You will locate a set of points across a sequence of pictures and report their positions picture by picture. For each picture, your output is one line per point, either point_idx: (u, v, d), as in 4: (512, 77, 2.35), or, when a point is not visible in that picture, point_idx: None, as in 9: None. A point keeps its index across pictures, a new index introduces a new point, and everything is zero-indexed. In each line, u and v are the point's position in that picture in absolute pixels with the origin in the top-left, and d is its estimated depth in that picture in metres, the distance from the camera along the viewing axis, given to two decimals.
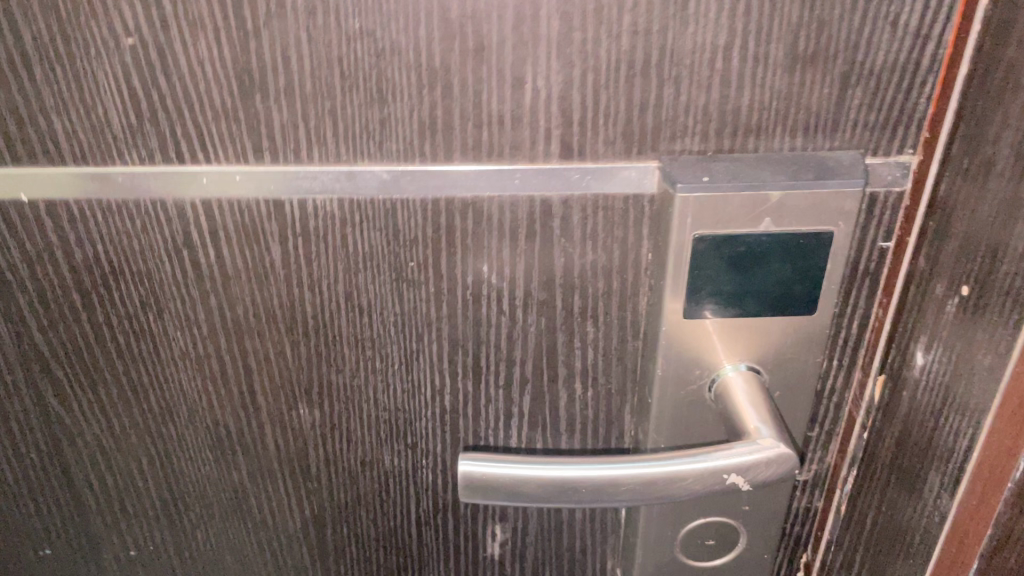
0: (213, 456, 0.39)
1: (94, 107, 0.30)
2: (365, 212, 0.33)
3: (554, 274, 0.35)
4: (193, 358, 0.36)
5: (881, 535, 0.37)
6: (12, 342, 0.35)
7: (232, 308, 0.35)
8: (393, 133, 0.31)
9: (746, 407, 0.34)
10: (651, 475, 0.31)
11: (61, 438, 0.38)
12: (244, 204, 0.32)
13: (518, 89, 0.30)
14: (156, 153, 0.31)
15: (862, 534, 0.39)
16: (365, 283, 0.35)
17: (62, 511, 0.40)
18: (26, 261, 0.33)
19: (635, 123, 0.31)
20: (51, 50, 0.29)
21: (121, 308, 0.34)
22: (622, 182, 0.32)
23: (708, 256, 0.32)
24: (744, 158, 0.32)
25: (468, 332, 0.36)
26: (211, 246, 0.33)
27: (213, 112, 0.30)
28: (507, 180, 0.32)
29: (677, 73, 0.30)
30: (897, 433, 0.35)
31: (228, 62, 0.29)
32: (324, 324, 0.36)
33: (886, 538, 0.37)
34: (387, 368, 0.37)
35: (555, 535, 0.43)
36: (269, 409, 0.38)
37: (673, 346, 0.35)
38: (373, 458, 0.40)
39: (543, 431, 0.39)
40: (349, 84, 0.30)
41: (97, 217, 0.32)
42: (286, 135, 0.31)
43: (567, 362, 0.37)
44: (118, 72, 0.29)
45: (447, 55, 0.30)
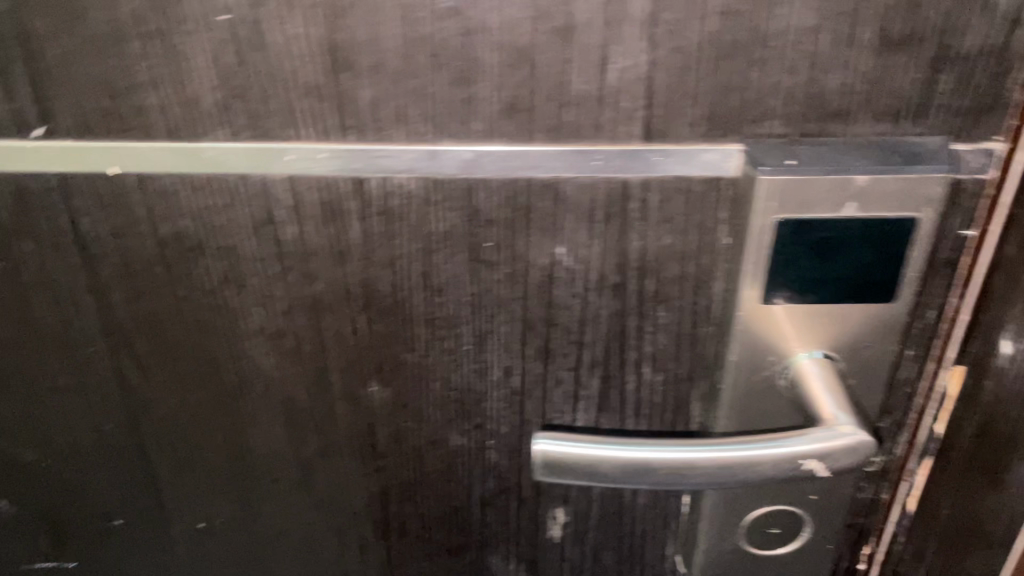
0: (285, 430, 0.39)
1: (187, 83, 0.30)
2: (445, 191, 0.33)
3: (629, 257, 0.35)
4: (270, 333, 0.36)
5: (951, 522, 0.38)
6: (95, 315, 0.36)
7: (311, 284, 0.35)
8: (476, 113, 0.31)
9: (821, 393, 0.35)
10: (729, 458, 0.31)
11: (138, 409, 0.38)
12: (327, 181, 0.33)
13: (603, 70, 0.30)
14: (244, 130, 0.31)
15: (932, 524, 0.39)
16: (441, 262, 0.35)
17: (136, 482, 0.41)
18: (113, 235, 0.34)
19: (718, 106, 0.31)
20: (146, 25, 0.29)
21: (203, 283, 0.35)
22: (702, 165, 0.32)
23: (789, 240, 0.32)
24: (829, 141, 0.32)
25: (540, 313, 0.37)
26: (293, 222, 0.34)
27: (302, 89, 0.30)
28: (588, 161, 0.32)
29: (764, 55, 0.30)
30: (978, 424, 0.35)
31: (318, 39, 0.29)
32: (400, 302, 0.36)
33: (957, 523, 0.37)
34: (458, 347, 0.38)
35: (617, 519, 0.43)
36: (341, 386, 0.38)
37: (749, 332, 0.35)
38: (441, 436, 0.40)
39: (609, 415, 0.39)
40: (436, 63, 0.30)
41: (186, 191, 0.33)
42: (371, 114, 0.31)
43: (637, 346, 0.37)
44: (211, 48, 0.29)
45: (534, 35, 0.30)
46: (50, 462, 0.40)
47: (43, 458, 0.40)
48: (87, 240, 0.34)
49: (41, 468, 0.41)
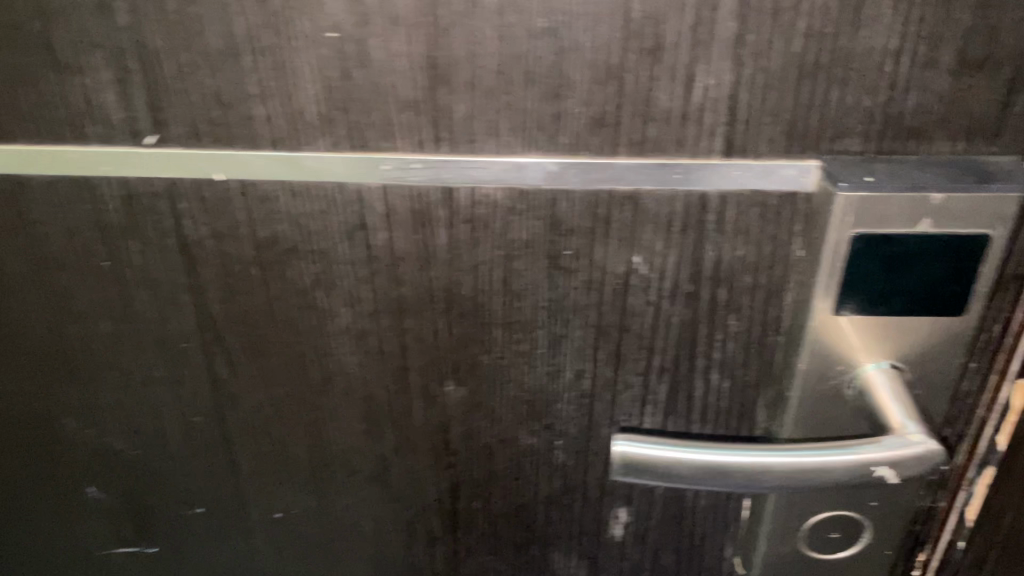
0: (363, 426, 0.41)
1: (293, 96, 0.32)
2: (529, 201, 0.35)
3: (704, 267, 0.36)
4: (355, 332, 0.38)
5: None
6: (192, 312, 0.37)
7: (397, 287, 0.37)
8: (564, 127, 0.33)
9: (888, 401, 0.36)
10: (802, 464, 0.32)
11: (226, 403, 0.40)
12: (419, 190, 0.34)
13: (688, 88, 0.32)
14: (344, 140, 0.33)
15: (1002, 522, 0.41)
16: (521, 268, 0.36)
17: (219, 472, 0.43)
18: (214, 237, 0.35)
19: (799, 123, 0.32)
20: (258, 41, 0.31)
21: (295, 283, 0.37)
22: (780, 180, 0.33)
23: (864, 254, 0.33)
24: (905, 160, 0.33)
25: (613, 320, 0.38)
26: (384, 228, 0.35)
27: (400, 103, 0.32)
28: (669, 174, 0.34)
29: (845, 76, 0.31)
30: None
31: (419, 56, 0.31)
32: (479, 306, 0.38)
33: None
34: (533, 350, 0.39)
35: (677, 521, 0.44)
36: (419, 384, 0.40)
37: (819, 342, 0.36)
38: (511, 435, 0.42)
39: (675, 419, 0.41)
40: (529, 79, 0.32)
41: (285, 197, 0.34)
42: (464, 126, 0.33)
43: (707, 354, 0.38)
44: (318, 64, 0.31)
45: (624, 54, 0.31)
46: (138, 451, 0.42)
47: (132, 447, 0.42)
48: (189, 241, 0.35)
49: (129, 456, 0.42)
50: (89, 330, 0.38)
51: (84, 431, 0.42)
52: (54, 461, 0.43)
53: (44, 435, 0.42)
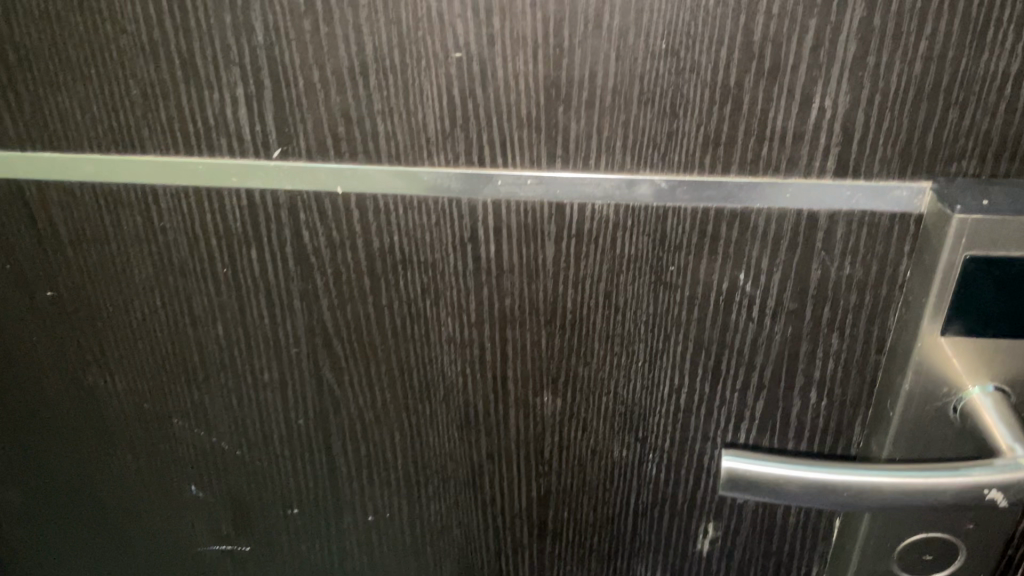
0: (460, 434, 0.42)
1: (415, 112, 0.33)
2: (637, 217, 0.35)
3: (809, 285, 0.36)
4: (458, 342, 0.39)
5: None
6: (303, 319, 0.39)
7: (502, 298, 0.38)
8: (677, 146, 0.33)
9: (998, 425, 0.35)
10: (908, 485, 0.32)
11: (329, 407, 0.42)
12: (530, 205, 0.35)
13: (804, 108, 0.32)
14: (462, 156, 0.34)
15: None
16: (625, 283, 0.37)
17: (317, 473, 0.44)
18: (330, 247, 0.37)
19: (913, 145, 0.32)
20: (386, 60, 0.32)
21: (403, 293, 0.38)
22: (892, 200, 0.34)
23: (976, 276, 0.33)
24: (1021, 183, 0.32)
25: (714, 335, 0.38)
26: (493, 241, 0.36)
27: (518, 121, 0.33)
28: (779, 193, 0.34)
29: (963, 98, 0.31)
30: None
31: (540, 75, 0.32)
32: (581, 320, 0.38)
33: None
34: (630, 364, 0.39)
35: (766, 538, 0.44)
36: (516, 394, 0.41)
37: (926, 364, 0.36)
38: (604, 448, 0.42)
39: (770, 435, 0.41)
40: (646, 99, 0.32)
41: (400, 210, 0.35)
42: (579, 144, 0.34)
43: (806, 371, 0.38)
44: (442, 81, 0.32)
45: (742, 75, 0.32)
46: (241, 450, 0.44)
47: (236, 446, 0.44)
48: (306, 250, 0.37)
49: (234, 455, 0.44)
50: (205, 333, 0.40)
51: (192, 430, 0.44)
52: (162, 457, 0.45)
53: (155, 432, 0.44)
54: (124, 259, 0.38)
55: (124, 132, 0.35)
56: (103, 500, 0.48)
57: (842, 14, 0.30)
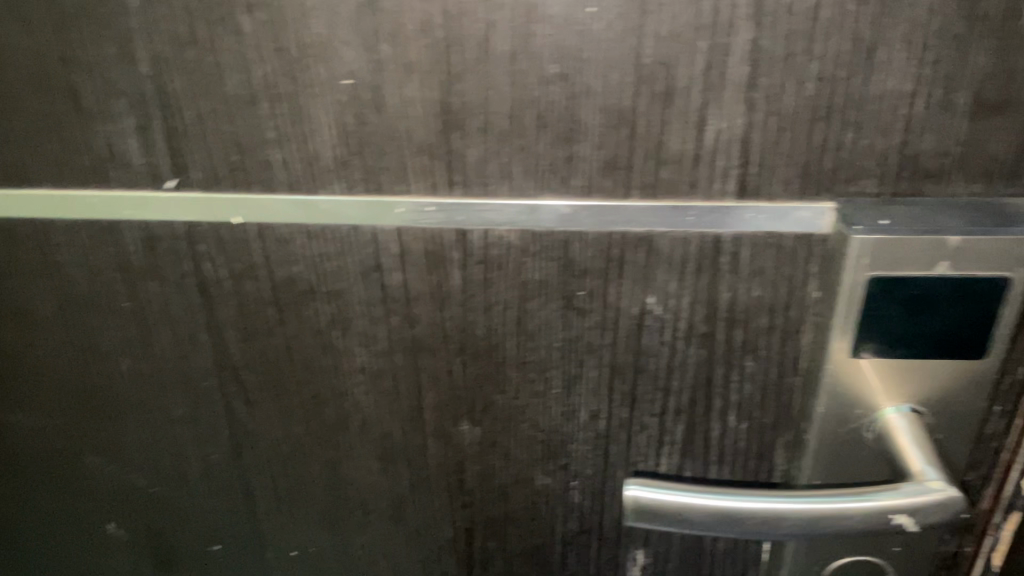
0: (379, 466, 0.41)
1: (309, 141, 0.32)
2: (542, 242, 0.35)
3: (719, 307, 0.36)
4: (371, 372, 0.38)
5: None
6: (211, 352, 0.38)
7: (411, 327, 0.37)
8: (577, 171, 0.33)
9: (910, 447, 0.35)
10: (817, 509, 0.32)
11: (244, 441, 0.41)
12: (433, 233, 0.34)
13: (701, 130, 0.32)
14: (359, 184, 0.33)
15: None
16: (536, 308, 0.37)
17: (237, 509, 0.43)
18: (232, 278, 0.36)
19: (812, 166, 0.32)
20: (274, 88, 0.31)
21: (310, 323, 0.37)
22: (795, 221, 0.33)
23: (880, 297, 0.33)
24: (922, 202, 0.32)
25: (628, 360, 0.38)
26: (399, 270, 0.35)
27: (415, 148, 0.32)
28: (682, 217, 0.34)
29: (859, 118, 0.31)
30: None
31: (432, 101, 0.31)
32: (494, 347, 0.38)
33: None
34: (548, 391, 0.39)
35: (695, 564, 0.44)
36: (433, 424, 0.40)
37: (839, 385, 0.36)
38: (527, 476, 0.42)
39: (692, 460, 0.40)
40: (542, 124, 0.32)
41: (300, 239, 0.35)
42: (478, 170, 0.33)
43: (723, 394, 0.38)
44: (333, 109, 0.32)
45: (636, 98, 0.31)
46: (157, 488, 0.43)
47: (152, 484, 0.43)
48: (208, 282, 0.36)
49: (150, 493, 0.43)
50: (112, 368, 0.39)
51: (106, 468, 0.43)
52: (76, 497, 0.44)
53: (68, 471, 0.43)
54: (24, 295, 0.38)
55: (16, 165, 0.34)
56: (21, 543, 0.46)
57: (731, 36, 0.30)
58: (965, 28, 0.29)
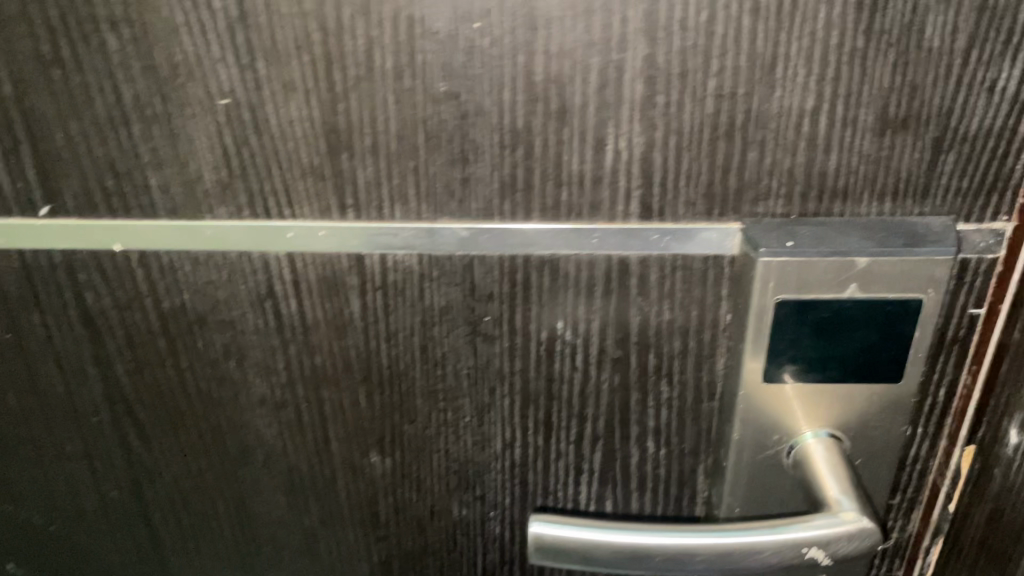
0: (287, 500, 0.39)
1: (189, 164, 0.31)
2: (442, 267, 0.33)
3: (630, 332, 0.34)
4: (271, 403, 0.37)
5: None
6: (100, 384, 0.36)
7: (311, 356, 0.35)
8: (473, 193, 0.31)
9: (826, 473, 0.34)
10: (727, 544, 0.31)
11: (142, 476, 0.39)
12: (328, 258, 0.33)
13: (599, 150, 0.30)
14: (245, 208, 0.32)
15: None
16: (440, 335, 0.35)
17: (140, 546, 0.41)
18: (117, 308, 0.34)
19: (717, 186, 0.31)
20: (148, 109, 0.30)
21: (204, 353, 0.35)
22: (701, 243, 0.32)
23: (790, 320, 0.32)
24: (830, 223, 0.31)
25: (540, 387, 0.36)
26: (293, 297, 0.34)
27: (301, 170, 0.31)
28: (586, 239, 0.32)
29: (761, 136, 0.30)
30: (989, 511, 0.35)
31: (316, 122, 0.30)
32: (399, 375, 0.36)
33: None
34: (458, 420, 0.37)
35: None
36: (341, 456, 0.38)
37: (753, 410, 0.34)
38: (442, 508, 0.40)
39: (613, 489, 0.39)
40: (433, 144, 0.30)
41: (186, 266, 0.33)
42: (369, 192, 0.31)
43: (640, 421, 0.36)
44: (212, 130, 0.30)
45: (530, 117, 0.30)
46: (55, 526, 0.41)
47: (49, 522, 0.41)
48: (92, 312, 0.34)
49: (48, 531, 0.41)
50: None
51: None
52: None
53: None
54: None
55: None
56: None
57: (624, 52, 0.28)
58: (864, 43, 0.28)
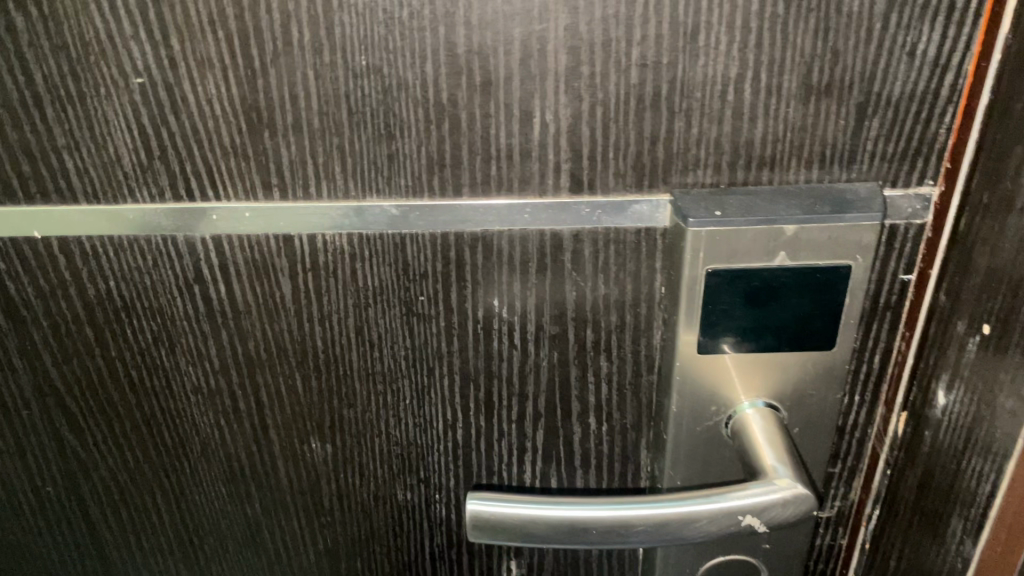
0: (227, 490, 0.39)
1: (107, 147, 0.30)
2: (374, 246, 0.33)
3: (566, 307, 0.34)
4: (206, 392, 0.36)
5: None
6: (28, 376, 0.36)
7: (244, 342, 0.35)
8: (401, 169, 0.31)
9: (763, 443, 0.34)
10: (664, 516, 0.31)
11: (76, 471, 0.38)
12: (255, 239, 0.32)
13: (526, 124, 0.30)
14: (167, 190, 0.31)
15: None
16: (375, 317, 0.34)
17: (80, 544, 0.41)
18: (40, 297, 0.33)
19: (645, 157, 0.31)
20: (61, 90, 0.29)
21: (132, 342, 0.34)
22: (633, 216, 0.32)
23: (722, 291, 0.32)
24: (758, 191, 0.31)
25: (479, 366, 0.36)
26: (221, 281, 0.33)
27: (223, 149, 0.30)
28: (517, 214, 0.32)
29: (687, 106, 0.30)
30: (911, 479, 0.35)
31: (236, 99, 0.29)
32: (335, 359, 0.35)
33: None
34: (398, 402, 0.37)
35: (572, 571, 0.42)
36: (281, 442, 0.38)
37: (690, 383, 0.34)
38: (386, 493, 0.39)
39: (557, 467, 0.38)
40: (357, 120, 0.30)
41: (109, 252, 0.32)
42: (294, 170, 0.31)
43: (581, 397, 0.36)
44: (128, 110, 0.29)
45: (454, 91, 0.29)
46: None
47: None
48: (15, 302, 0.34)
49: None
50: None
51: None
52: None
53: None
54: None
55: None
56: None
57: (546, 23, 0.28)
58: (785, 7, 0.28)
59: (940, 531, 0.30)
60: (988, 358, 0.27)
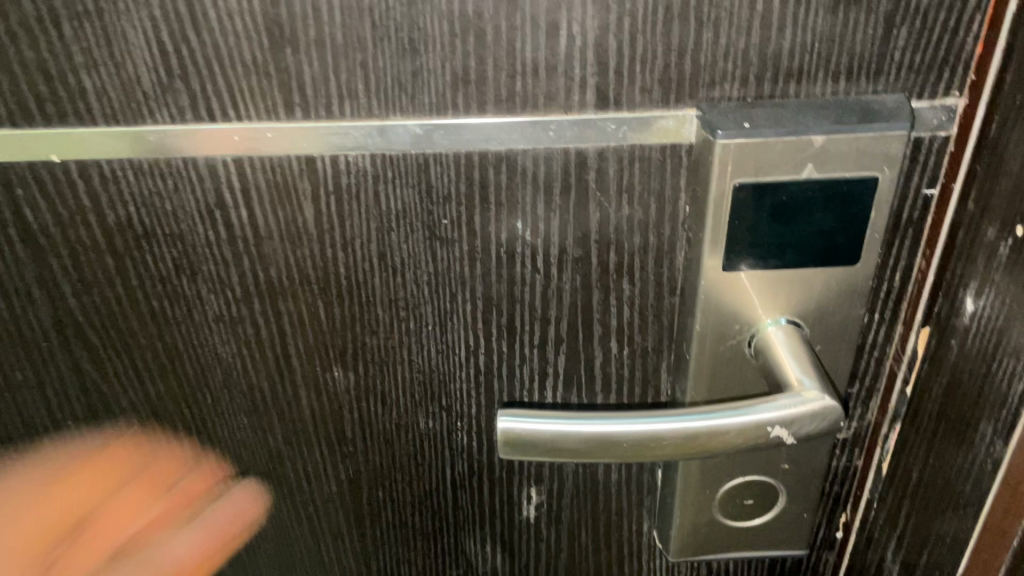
0: (248, 421, 0.39)
1: (126, 66, 0.30)
2: (397, 167, 0.32)
3: (590, 230, 0.34)
4: (226, 320, 0.36)
5: (910, 498, 0.36)
6: (47, 307, 0.35)
7: (265, 269, 0.34)
8: (425, 87, 0.31)
9: (787, 358, 0.34)
10: (693, 429, 0.31)
11: (97, 404, 0.38)
12: (276, 162, 0.32)
13: (552, 37, 0.30)
14: (187, 111, 0.31)
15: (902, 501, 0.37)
16: (398, 241, 0.34)
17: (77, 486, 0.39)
18: (59, 224, 0.33)
19: (672, 71, 0.30)
20: (79, 6, 0.28)
21: (152, 269, 0.34)
22: (659, 132, 0.32)
23: (749, 206, 0.32)
24: (785, 104, 0.31)
25: (502, 291, 0.36)
26: (243, 205, 0.33)
27: (245, 67, 0.30)
28: (542, 132, 0.32)
29: (716, 16, 0.29)
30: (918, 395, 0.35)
31: (258, 14, 0.29)
32: (358, 285, 0.35)
33: (909, 501, 0.36)
34: (420, 329, 0.36)
35: (591, 497, 0.42)
36: (303, 372, 0.37)
37: (714, 302, 0.34)
38: (408, 420, 0.39)
39: (578, 391, 0.39)
40: (381, 35, 0.29)
41: (129, 176, 0.32)
42: (317, 89, 0.30)
43: (602, 321, 0.36)
44: (148, 27, 0.29)
45: (480, 3, 0.29)
46: None
47: None
48: (33, 230, 0.33)
49: None
50: None
51: None
52: None
53: None
54: None
55: None
56: None
57: None
58: None
59: (967, 436, 0.30)
60: (1017, 262, 0.27)
